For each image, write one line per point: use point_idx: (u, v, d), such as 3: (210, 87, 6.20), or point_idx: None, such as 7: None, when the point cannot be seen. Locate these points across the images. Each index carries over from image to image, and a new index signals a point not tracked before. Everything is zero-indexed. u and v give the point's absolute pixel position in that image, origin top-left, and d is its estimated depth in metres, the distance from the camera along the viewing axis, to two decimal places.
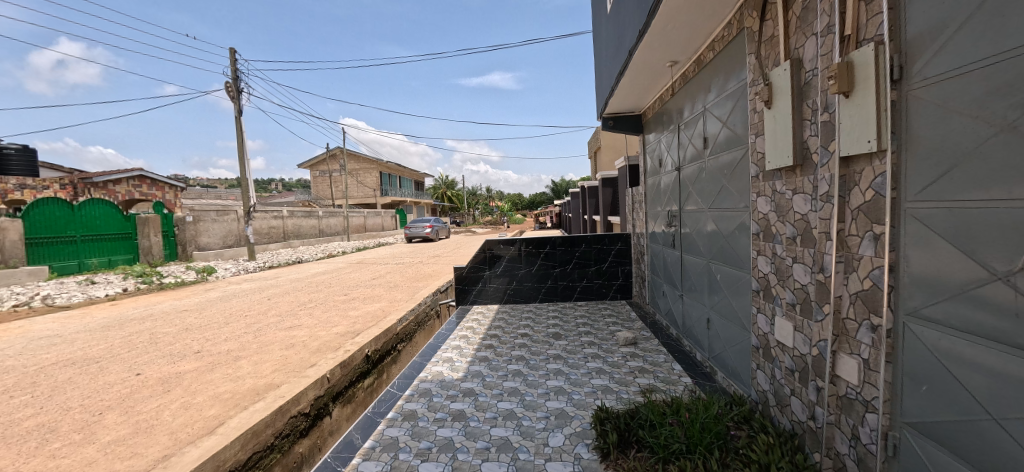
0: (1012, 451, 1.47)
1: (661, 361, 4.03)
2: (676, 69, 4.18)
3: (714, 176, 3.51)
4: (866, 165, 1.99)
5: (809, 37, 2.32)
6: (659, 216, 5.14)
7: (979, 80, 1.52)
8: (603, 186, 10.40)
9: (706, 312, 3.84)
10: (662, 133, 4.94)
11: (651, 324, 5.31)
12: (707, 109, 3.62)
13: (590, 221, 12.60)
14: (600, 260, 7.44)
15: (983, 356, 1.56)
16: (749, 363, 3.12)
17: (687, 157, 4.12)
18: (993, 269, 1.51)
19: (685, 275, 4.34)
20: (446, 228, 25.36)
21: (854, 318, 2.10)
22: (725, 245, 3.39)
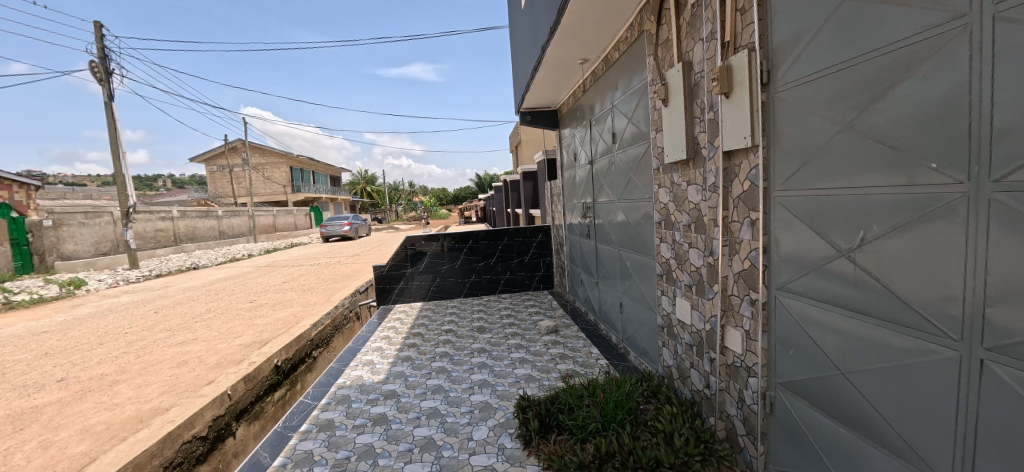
0: (858, 397, 1.78)
1: (580, 346, 4.23)
2: (587, 67, 4.37)
3: (623, 169, 3.73)
4: (744, 159, 2.25)
5: (696, 41, 2.55)
6: (576, 209, 5.37)
7: (827, 86, 1.80)
8: (524, 179, 10.64)
9: (618, 297, 4.10)
10: (576, 128, 5.15)
11: (571, 311, 5.56)
12: (615, 106, 3.84)
13: (512, 215, 12.83)
14: (522, 253, 7.66)
15: (833, 320, 1.86)
16: (655, 341, 3.39)
17: (598, 151, 4.34)
18: (838, 247, 1.81)
19: (600, 263, 4.59)
20: (366, 225, 24.27)
21: (737, 294, 2.38)
22: (633, 234, 3.63)
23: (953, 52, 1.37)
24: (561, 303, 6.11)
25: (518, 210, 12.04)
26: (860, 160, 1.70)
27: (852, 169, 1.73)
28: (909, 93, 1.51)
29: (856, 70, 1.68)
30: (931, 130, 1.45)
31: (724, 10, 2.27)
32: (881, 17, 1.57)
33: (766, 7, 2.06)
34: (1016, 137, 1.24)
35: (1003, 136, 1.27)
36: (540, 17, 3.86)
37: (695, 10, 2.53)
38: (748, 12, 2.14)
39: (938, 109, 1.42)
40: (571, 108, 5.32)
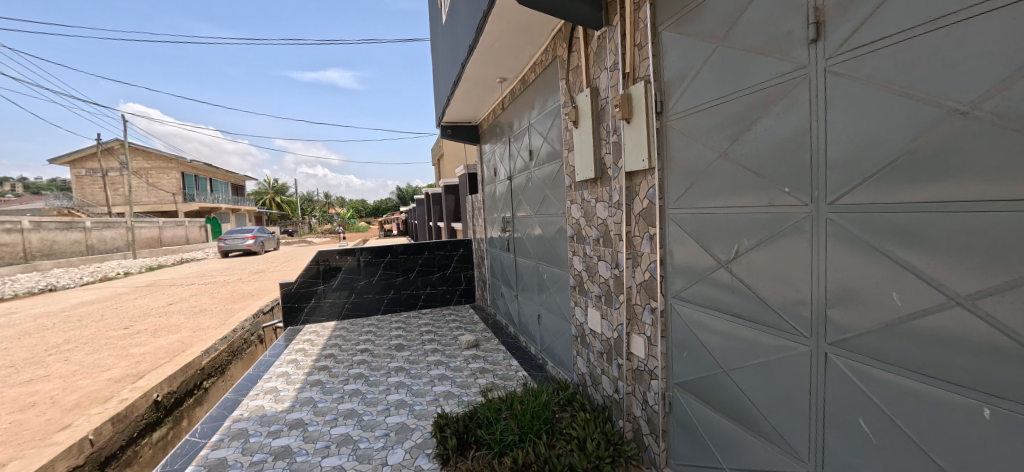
0: (737, 391, 2.01)
1: (500, 359, 4.26)
2: (506, 86, 4.52)
3: (539, 185, 3.89)
4: (643, 179, 2.47)
5: (602, 70, 2.78)
6: (496, 223, 5.46)
7: (708, 118, 2.06)
8: (446, 193, 10.60)
9: (536, 309, 4.22)
10: (496, 144, 5.27)
11: (492, 325, 5.60)
12: (531, 125, 4.01)
13: (434, 229, 12.68)
14: (443, 267, 7.61)
15: (716, 323, 2.09)
16: (570, 350, 3.53)
17: (517, 168, 4.48)
18: (718, 259, 2.06)
19: (519, 276, 4.71)
20: (274, 239, 22.34)
21: (639, 303, 2.58)
22: (549, 247, 3.78)
23: (799, 96, 1.67)
24: (482, 316, 6.13)
25: (441, 223, 11.94)
26: (733, 183, 1.96)
27: (727, 191, 1.99)
28: (768, 128, 1.79)
29: (728, 105, 1.95)
30: (784, 159, 1.73)
31: (625, 45, 2.52)
32: (747, 63, 1.86)
33: (659, 46, 2.33)
34: (844, 168, 1.54)
35: (835, 166, 1.56)
36: (461, 34, 3.92)
37: (601, 41, 2.76)
38: (644, 48, 2.40)
39: (789, 142, 1.71)
40: (491, 124, 5.44)
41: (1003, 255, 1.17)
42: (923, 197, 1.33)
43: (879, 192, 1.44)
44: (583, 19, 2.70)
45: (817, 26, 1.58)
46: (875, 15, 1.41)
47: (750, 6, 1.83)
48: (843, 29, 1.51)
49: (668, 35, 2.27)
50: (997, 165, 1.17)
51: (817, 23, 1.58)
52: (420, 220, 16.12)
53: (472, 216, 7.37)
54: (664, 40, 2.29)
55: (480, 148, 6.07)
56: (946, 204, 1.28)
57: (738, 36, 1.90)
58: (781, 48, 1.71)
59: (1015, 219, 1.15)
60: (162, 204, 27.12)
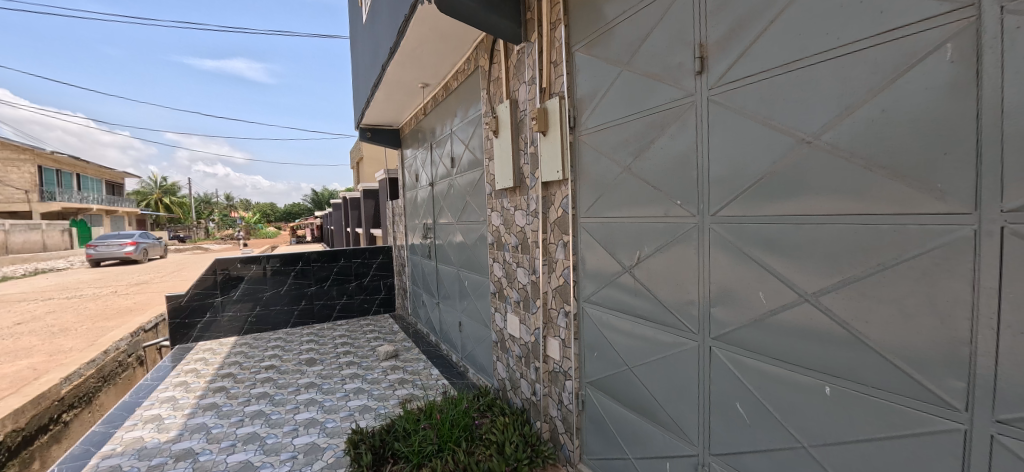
0: (639, 386, 2.19)
1: (420, 369, 4.18)
2: (428, 91, 4.48)
3: (460, 193, 3.90)
4: (558, 189, 2.60)
5: (520, 83, 2.89)
6: (417, 229, 5.36)
7: (614, 134, 2.23)
8: (365, 197, 10.15)
9: (457, 316, 4.21)
10: (418, 150, 5.19)
11: (413, 334, 5.46)
12: (453, 132, 4.02)
13: (352, 235, 12.03)
14: (360, 275, 7.30)
15: (621, 324, 2.26)
16: (490, 356, 3.58)
17: (438, 174, 4.45)
18: (623, 264, 2.24)
19: (440, 283, 4.66)
20: (162, 246, 19.58)
21: (554, 307, 2.70)
22: (470, 255, 3.81)
23: (687, 119, 1.88)
24: (402, 325, 5.95)
25: (359, 229, 11.37)
26: (635, 195, 2.14)
27: (630, 202, 2.17)
28: (664, 146, 1.99)
29: (631, 124, 2.14)
30: (677, 175, 1.94)
31: (542, 61, 2.65)
32: (646, 87, 2.06)
33: (572, 64, 2.49)
34: (723, 184, 1.77)
35: (716, 182, 1.79)
36: (382, 35, 3.82)
37: (520, 56, 2.88)
38: (559, 66, 2.54)
39: (681, 160, 1.92)
40: (413, 129, 5.35)
41: (837, 259, 1.44)
42: (781, 211, 1.58)
43: (749, 206, 1.68)
44: (504, 32, 2.79)
45: (702, 60, 1.81)
46: (746, 55, 1.65)
47: (648, 37, 2.04)
48: (722, 64, 1.74)
49: (580, 55, 2.43)
50: (833, 185, 1.44)
51: (701, 58, 1.81)
52: (336, 225, 15.17)
53: (392, 223, 7.15)
54: (577, 59, 2.45)
55: (402, 153, 5.93)
56: (797, 217, 1.54)
57: (639, 62, 2.09)
58: (673, 76, 1.93)
59: (845, 230, 1.41)
60: (11, 202, 22.38)
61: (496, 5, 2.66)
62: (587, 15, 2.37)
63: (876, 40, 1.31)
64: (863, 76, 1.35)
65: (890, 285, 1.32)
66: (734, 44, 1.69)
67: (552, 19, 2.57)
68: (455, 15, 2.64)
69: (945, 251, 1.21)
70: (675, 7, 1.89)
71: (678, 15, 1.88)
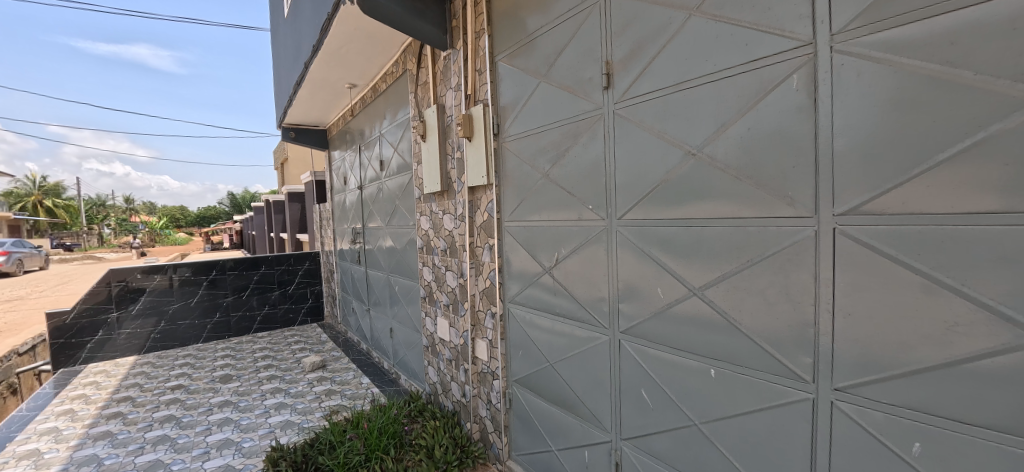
0: (559, 381, 2.32)
1: (350, 378, 4.03)
2: (355, 92, 4.35)
3: (389, 197, 3.84)
4: (483, 194, 2.67)
5: (447, 89, 2.92)
6: (346, 234, 5.16)
7: (534, 142, 2.34)
8: (290, 201, 9.55)
9: (388, 322, 4.13)
10: (346, 151, 5.01)
11: (342, 343, 5.23)
12: (382, 134, 3.94)
13: (275, 240, 11.21)
14: (284, 283, 6.87)
15: (543, 323, 2.37)
16: (421, 361, 3.55)
17: (367, 177, 4.34)
18: (543, 266, 2.35)
19: (370, 289, 4.53)
20: (40, 256, 16.82)
21: (482, 309, 2.76)
22: (399, 259, 3.76)
23: (596, 131, 2.03)
24: (331, 335, 5.69)
25: (283, 234, 10.62)
26: (552, 199, 2.27)
27: (548, 206, 2.29)
28: (577, 155, 2.13)
29: (549, 133, 2.26)
30: (588, 182, 2.09)
31: (467, 69, 2.71)
32: (562, 99, 2.19)
33: (495, 73, 2.58)
34: (627, 191, 1.93)
35: (621, 189, 1.95)
36: (305, 32, 3.67)
37: (447, 62, 2.91)
38: (484, 74, 2.62)
39: (592, 167, 2.07)
40: (341, 130, 5.15)
41: (717, 257, 1.64)
42: (674, 215, 1.76)
43: (649, 210, 1.85)
44: (430, 38, 2.82)
45: (608, 76, 1.96)
46: (644, 73, 1.83)
47: (563, 52, 2.17)
48: (625, 81, 1.90)
49: (504, 65, 2.52)
50: (713, 192, 1.64)
51: (608, 74, 1.96)
52: (258, 230, 14.03)
53: (320, 228, 6.82)
54: (501, 69, 2.54)
55: (329, 155, 5.68)
56: (685, 219, 1.73)
57: (555, 75, 2.22)
58: (585, 90, 2.07)
59: (722, 231, 1.62)
60: None
61: (421, 10, 2.69)
62: (508, 27, 2.47)
63: (743, 68, 1.53)
64: (734, 98, 1.56)
65: (757, 278, 1.53)
66: (635, 64, 1.86)
67: (476, 29, 2.65)
68: (379, 17, 2.63)
69: (795, 248, 1.44)
70: (586, 26, 2.04)
71: (588, 34, 2.04)
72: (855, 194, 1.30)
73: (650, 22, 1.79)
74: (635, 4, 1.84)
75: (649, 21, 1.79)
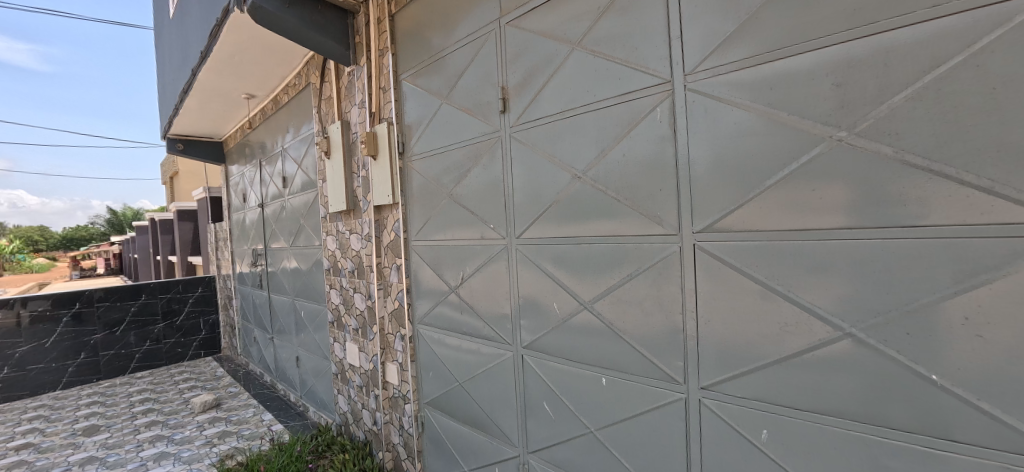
0: (469, 401, 2.31)
1: (249, 416, 3.65)
2: (254, 103, 4.05)
3: (293, 215, 3.60)
4: (389, 213, 2.62)
5: (352, 105, 2.84)
6: (246, 255, 4.72)
7: (438, 162, 2.36)
8: (180, 219, 8.53)
9: (294, 351, 3.84)
10: (244, 166, 4.62)
11: (243, 377, 4.73)
12: (285, 149, 3.70)
13: (162, 264, 9.87)
14: (171, 314, 6.13)
15: (451, 342, 2.36)
16: (331, 390, 3.33)
17: (269, 195, 4.03)
18: (449, 285, 2.35)
19: (273, 316, 4.19)
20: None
21: (391, 331, 2.69)
22: (305, 282, 3.52)
23: (495, 152, 2.10)
24: (229, 369, 5.11)
25: (173, 257, 9.40)
26: (456, 218, 2.28)
27: (452, 225, 2.30)
28: (478, 176, 2.18)
29: (452, 154, 2.29)
30: (489, 202, 2.14)
31: (371, 86, 2.67)
32: (462, 120, 2.23)
33: (399, 92, 2.57)
34: (523, 211, 2.01)
35: (519, 208, 2.02)
36: (192, 36, 3.36)
37: (351, 78, 2.85)
38: (388, 92, 2.60)
39: (491, 188, 2.13)
40: (239, 143, 4.75)
41: (602, 272, 1.77)
42: (565, 233, 1.87)
43: (543, 229, 1.94)
44: (331, 52, 2.73)
45: (504, 101, 2.05)
46: (535, 100, 1.93)
47: (463, 75, 2.23)
48: (519, 106, 2.00)
49: (408, 84, 2.51)
50: (596, 212, 1.77)
51: (504, 99, 2.05)
52: (142, 253, 12.27)
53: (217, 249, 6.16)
54: (405, 88, 2.53)
55: (226, 169, 5.21)
56: (575, 237, 1.84)
57: (456, 96, 2.26)
58: (483, 112, 2.13)
59: (606, 248, 1.75)
60: None
61: (321, 23, 2.63)
62: (411, 46, 2.48)
63: (616, 99, 1.69)
64: (611, 127, 1.71)
65: (636, 290, 1.68)
66: (527, 90, 1.96)
67: (380, 46, 2.63)
68: (273, 28, 2.50)
69: (664, 262, 1.60)
70: (483, 52, 2.12)
71: (485, 60, 2.12)
72: (707, 214, 1.49)
73: (539, 53, 1.91)
74: (526, 35, 1.95)
75: (538, 52, 1.91)
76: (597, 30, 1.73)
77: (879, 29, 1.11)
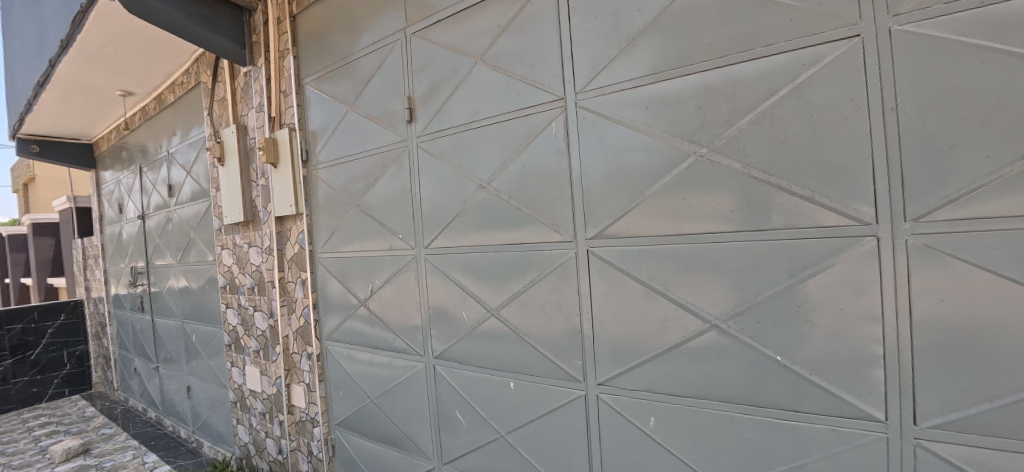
0: (382, 419, 2.23)
1: (127, 460, 3.17)
2: (133, 102, 3.59)
3: (181, 228, 3.24)
4: (293, 224, 2.47)
5: (249, 108, 2.65)
6: (123, 274, 4.13)
7: (344, 171, 2.28)
8: (36, 234, 7.21)
9: (183, 380, 3.43)
10: (121, 172, 4.06)
11: (119, 416, 4.11)
12: (170, 154, 3.32)
13: (11, 289, 8.23)
14: (23, 348, 5.21)
15: (361, 357, 2.27)
16: (229, 421, 3.01)
17: (151, 205, 3.58)
18: (358, 298, 2.27)
19: (157, 343, 3.71)
20: None
21: (297, 350, 2.53)
22: (196, 302, 3.17)
23: (402, 162, 2.08)
24: (103, 408, 4.39)
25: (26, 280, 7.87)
26: (363, 229, 2.22)
27: (360, 236, 2.23)
28: (385, 186, 2.14)
29: (358, 163, 2.22)
30: (397, 212, 2.11)
31: (271, 89, 2.52)
32: (368, 128, 2.19)
33: (302, 96, 2.44)
34: (432, 221, 2.01)
35: (427, 217, 2.02)
36: (49, 22, 2.91)
37: (248, 79, 2.65)
38: (290, 97, 2.46)
39: (398, 197, 2.10)
40: (114, 146, 4.17)
41: (507, 279, 1.83)
42: (472, 242, 1.90)
43: (451, 238, 1.96)
44: (223, 50, 2.53)
45: (410, 110, 2.04)
46: (440, 111, 1.96)
47: (368, 83, 2.18)
48: (424, 117, 2.00)
49: (311, 89, 2.40)
50: (499, 221, 1.83)
51: (410, 108, 2.04)
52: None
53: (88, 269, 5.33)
54: (308, 93, 2.41)
55: (98, 176, 4.54)
56: (481, 246, 1.88)
57: (362, 104, 2.21)
58: (390, 121, 2.11)
59: (509, 256, 1.81)
60: None
61: (211, 20, 2.45)
62: (314, 50, 2.37)
63: (515, 113, 1.77)
64: (511, 139, 1.78)
65: (538, 295, 1.76)
66: (433, 101, 1.98)
67: (281, 48, 2.49)
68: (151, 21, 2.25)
69: (562, 267, 1.70)
70: (389, 60, 2.10)
71: (391, 69, 2.10)
72: (598, 222, 1.61)
73: (444, 65, 1.94)
74: (430, 46, 1.97)
75: (442, 64, 1.94)
76: (498, 46, 1.80)
77: (728, 62, 1.30)
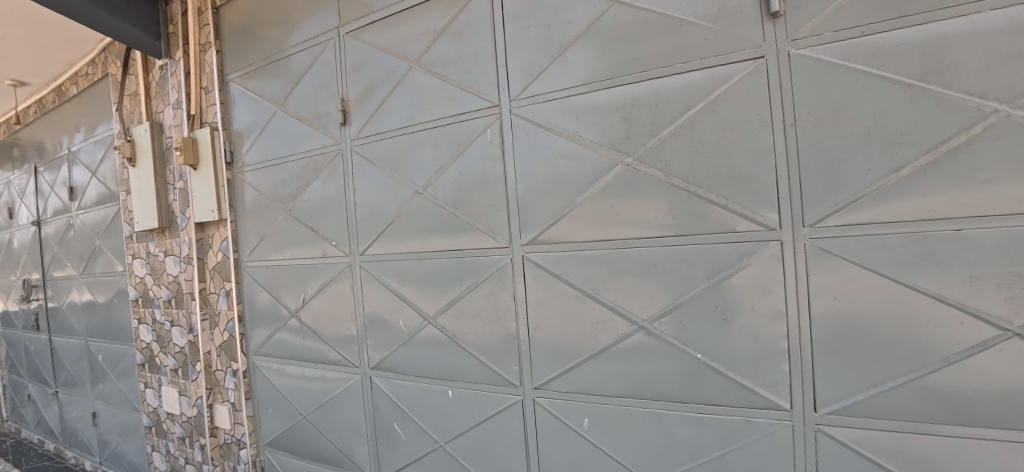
0: (316, 436, 2.12)
1: None
2: (25, 92, 3.18)
3: (85, 235, 2.91)
4: (216, 231, 2.30)
5: (166, 105, 2.44)
6: (13, 287, 3.63)
7: (272, 174, 2.15)
8: None
9: (88, 406, 3.07)
10: (10, 173, 3.58)
11: (8, 451, 3.60)
12: (72, 153, 2.97)
13: None
14: None
15: (292, 371, 2.15)
16: (142, 448, 2.73)
17: (48, 209, 3.19)
18: (289, 309, 2.15)
19: (56, 365, 3.30)
20: None
21: (220, 367, 2.35)
22: (103, 319, 2.86)
23: (335, 166, 2.00)
24: None
25: None
26: (294, 236, 2.11)
27: (290, 243, 2.11)
28: (317, 191, 2.05)
29: (288, 166, 2.11)
30: (330, 217, 2.02)
31: (190, 85, 2.34)
32: (298, 129, 2.08)
33: (226, 94, 2.29)
34: (367, 227, 1.95)
35: (361, 224, 1.95)
36: None
37: (165, 73, 2.44)
38: (212, 94, 2.30)
39: (331, 202, 2.02)
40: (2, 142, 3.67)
41: (444, 286, 1.81)
42: (408, 249, 1.86)
43: (387, 245, 1.90)
44: (134, 40, 2.30)
45: (343, 112, 1.97)
46: (375, 114, 1.91)
47: (299, 82, 2.08)
48: (358, 119, 1.94)
49: (236, 86, 2.25)
50: (436, 228, 1.81)
51: (343, 110, 1.97)
52: None
53: None
54: (232, 90, 2.26)
55: None
56: (417, 253, 1.85)
57: (292, 104, 2.10)
58: (322, 123, 2.02)
59: (446, 263, 1.79)
60: None
61: (119, 6, 2.22)
62: (239, 44, 2.23)
63: (451, 119, 1.76)
64: (447, 145, 1.77)
65: (475, 301, 1.75)
66: (367, 103, 1.92)
67: (202, 41, 2.32)
68: None
69: (498, 273, 1.70)
70: (321, 60, 2.02)
71: (323, 68, 2.02)
72: (532, 228, 1.63)
73: (379, 67, 1.89)
74: (364, 46, 1.92)
75: (377, 66, 1.89)
76: (433, 51, 1.78)
77: (651, 76, 1.37)
